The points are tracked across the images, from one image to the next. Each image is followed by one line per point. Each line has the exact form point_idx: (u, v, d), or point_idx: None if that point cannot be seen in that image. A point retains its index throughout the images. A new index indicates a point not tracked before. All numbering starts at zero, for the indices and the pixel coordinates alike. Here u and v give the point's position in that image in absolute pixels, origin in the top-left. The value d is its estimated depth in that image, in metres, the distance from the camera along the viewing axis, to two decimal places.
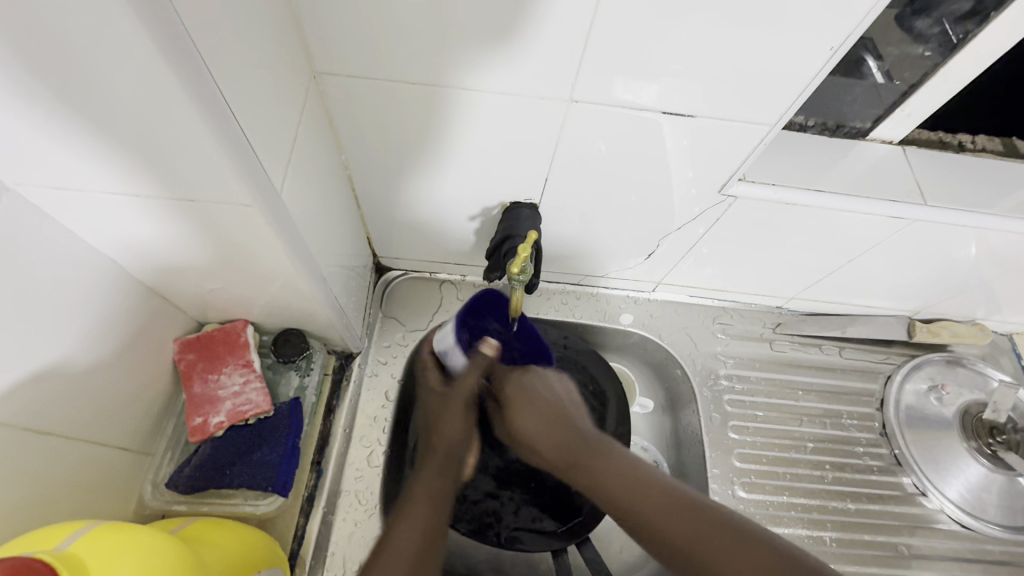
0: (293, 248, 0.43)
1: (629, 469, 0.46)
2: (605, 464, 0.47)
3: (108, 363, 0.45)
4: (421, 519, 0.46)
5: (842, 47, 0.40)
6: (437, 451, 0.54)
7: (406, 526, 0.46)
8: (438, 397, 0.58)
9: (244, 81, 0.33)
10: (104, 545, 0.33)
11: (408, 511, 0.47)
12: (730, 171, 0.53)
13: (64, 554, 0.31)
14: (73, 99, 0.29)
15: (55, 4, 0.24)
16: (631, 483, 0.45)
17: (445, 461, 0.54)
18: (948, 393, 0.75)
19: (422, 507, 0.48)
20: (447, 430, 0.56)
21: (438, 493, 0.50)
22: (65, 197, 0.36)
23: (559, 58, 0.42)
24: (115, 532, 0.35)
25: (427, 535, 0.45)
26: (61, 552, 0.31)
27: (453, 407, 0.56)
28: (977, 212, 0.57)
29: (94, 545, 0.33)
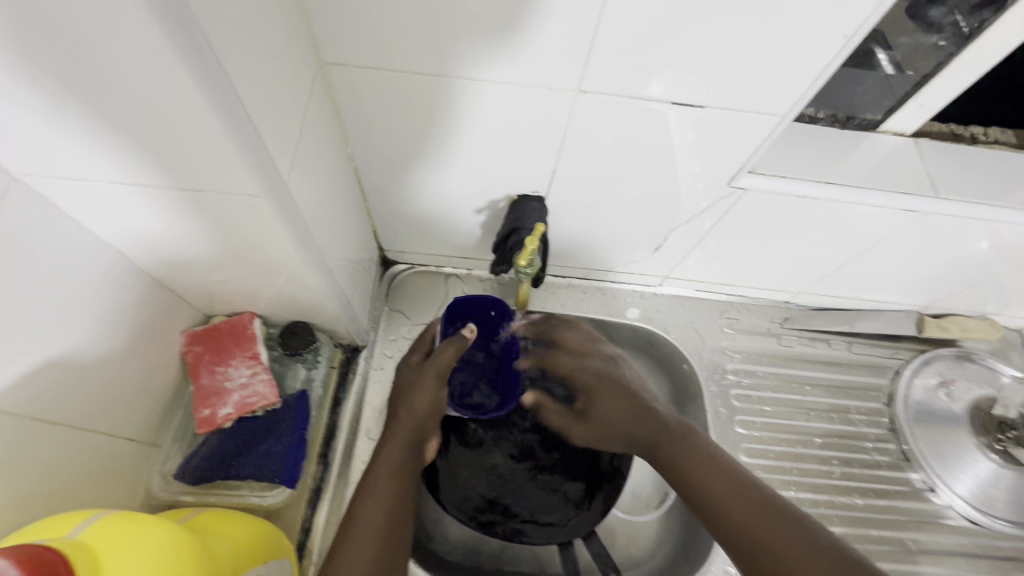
0: (300, 240, 0.43)
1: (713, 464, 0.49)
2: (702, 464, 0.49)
3: (115, 354, 0.46)
4: (384, 502, 0.49)
5: (855, 35, 0.39)
6: (399, 430, 0.53)
7: (370, 508, 0.49)
8: (414, 371, 0.56)
9: (253, 69, 0.33)
10: (118, 534, 0.34)
11: (371, 494, 0.49)
12: (739, 163, 0.52)
13: (78, 542, 0.32)
14: (81, 88, 0.29)
15: None
16: (725, 487, 0.47)
17: (406, 442, 0.52)
18: (957, 388, 0.75)
19: (385, 488, 0.50)
20: (413, 406, 0.53)
21: (401, 475, 0.51)
22: (73, 187, 0.36)
23: (568, 48, 0.41)
24: (128, 526, 0.35)
25: (390, 518, 0.49)
26: (74, 540, 0.32)
27: (422, 381, 0.53)
28: (990, 205, 0.57)
29: (108, 533, 0.33)
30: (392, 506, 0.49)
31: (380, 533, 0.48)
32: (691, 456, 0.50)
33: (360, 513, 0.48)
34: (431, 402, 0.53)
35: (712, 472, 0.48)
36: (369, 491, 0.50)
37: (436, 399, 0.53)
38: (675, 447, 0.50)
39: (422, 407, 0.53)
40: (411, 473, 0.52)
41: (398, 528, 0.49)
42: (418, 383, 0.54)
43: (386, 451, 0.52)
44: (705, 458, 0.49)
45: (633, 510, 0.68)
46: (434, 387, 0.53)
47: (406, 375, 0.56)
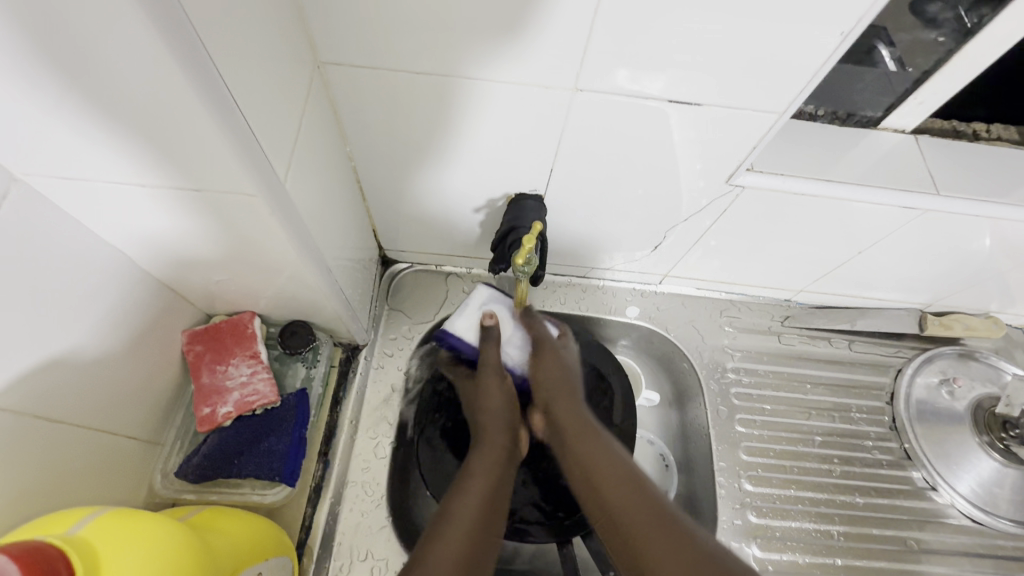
0: (298, 239, 0.43)
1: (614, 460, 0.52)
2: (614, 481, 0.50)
3: (117, 353, 0.46)
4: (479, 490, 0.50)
5: (852, 32, 0.39)
6: (486, 428, 0.56)
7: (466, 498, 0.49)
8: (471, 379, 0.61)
9: (247, 70, 0.33)
10: (118, 530, 0.34)
11: (466, 487, 0.50)
12: (738, 160, 0.52)
13: (77, 539, 0.32)
14: (81, 89, 0.29)
15: None
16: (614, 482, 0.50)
17: (497, 439, 0.55)
18: (960, 386, 0.74)
19: (480, 480, 0.51)
20: (488, 403, 0.58)
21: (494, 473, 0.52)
22: (74, 188, 0.36)
23: (564, 46, 0.41)
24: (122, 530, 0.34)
25: (485, 506, 0.49)
26: (74, 537, 0.32)
27: (488, 381, 0.59)
28: (991, 202, 0.56)
29: (108, 530, 0.33)
30: (487, 495, 0.50)
31: (475, 520, 0.47)
32: (604, 473, 0.51)
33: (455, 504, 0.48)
34: (502, 394, 0.59)
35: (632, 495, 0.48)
36: (464, 485, 0.50)
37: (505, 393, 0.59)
38: (592, 461, 0.52)
39: (497, 403, 0.58)
40: (503, 469, 0.53)
41: (492, 515, 0.49)
42: (485, 386, 0.59)
43: (474, 453, 0.54)
44: (619, 474, 0.50)
45: None
46: (501, 386, 0.59)
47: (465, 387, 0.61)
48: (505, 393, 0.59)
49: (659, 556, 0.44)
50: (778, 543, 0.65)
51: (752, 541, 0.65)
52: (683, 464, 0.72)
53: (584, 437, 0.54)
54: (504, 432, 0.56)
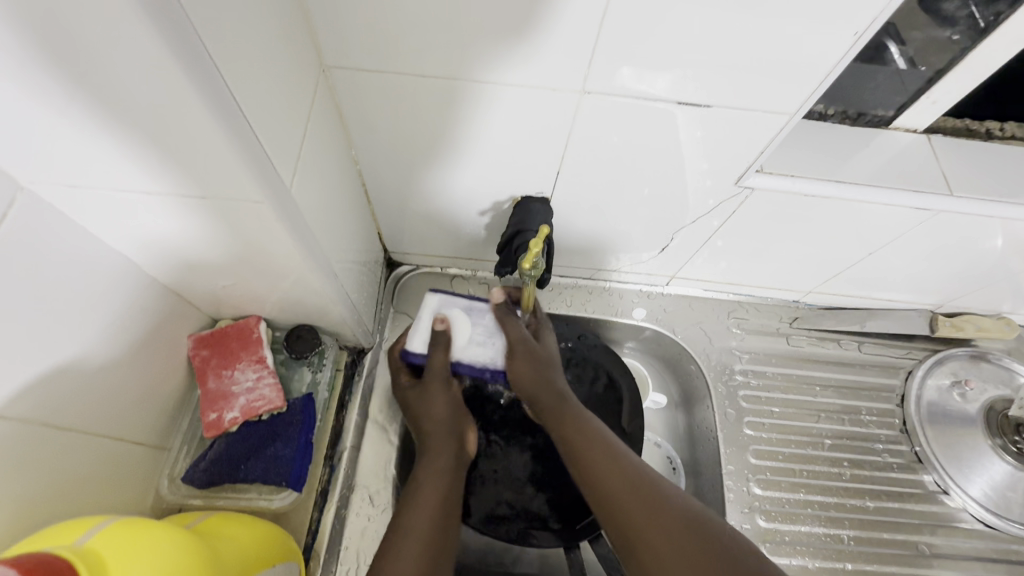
0: (303, 244, 0.43)
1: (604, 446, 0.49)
2: (613, 474, 0.47)
3: (123, 359, 0.46)
4: (431, 500, 0.48)
5: (866, 32, 0.38)
6: (433, 437, 0.54)
7: (418, 512, 0.47)
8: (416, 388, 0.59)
9: (253, 75, 0.32)
10: (123, 540, 0.33)
11: (417, 499, 0.48)
12: (748, 162, 0.51)
13: (84, 550, 0.31)
14: (86, 96, 0.29)
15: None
16: (609, 470, 0.47)
17: (443, 447, 0.54)
18: (972, 389, 0.73)
19: (431, 489, 0.49)
20: (434, 413, 0.56)
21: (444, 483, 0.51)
22: (79, 195, 0.36)
23: (573, 48, 0.41)
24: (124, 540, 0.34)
25: (438, 519, 0.47)
26: (80, 548, 0.31)
27: (432, 390, 0.56)
28: (1005, 202, 0.55)
29: (113, 540, 0.33)
30: (439, 505, 0.48)
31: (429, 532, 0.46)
32: (601, 465, 0.48)
33: (409, 521, 0.46)
34: (448, 403, 0.56)
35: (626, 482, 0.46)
36: (413, 498, 0.49)
37: (449, 399, 0.56)
38: (587, 453, 0.49)
39: (442, 411, 0.56)
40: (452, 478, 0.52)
41: (446, 527, 0.47)
42: (428, 392, 0.57)
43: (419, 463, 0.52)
44: (618, 468, 0.47)
45: None
46: (444, 392, 0.57)
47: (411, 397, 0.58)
48: (449, 400, 0.57)
49: (660, 541, 0.42)
50: (788, 547, 0.64)
51: (761, 546, 0.64)
52: (690, 467, 0.72)
53: (577, 427, 0.51)
54: (449, 440, 0.54)
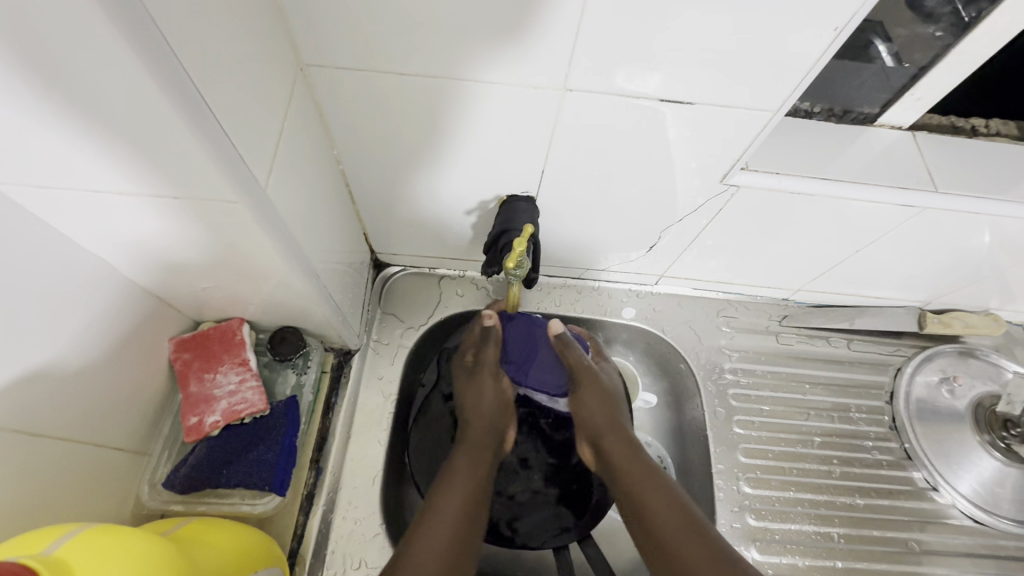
0: (283, 245, 0.42)
1: (660, 486, 0.50)
2: (661, 505, 0.48)
3: (99, 363, 0.45)
4: (464, 487, 0.50)
5: (846, 27, 0.38)
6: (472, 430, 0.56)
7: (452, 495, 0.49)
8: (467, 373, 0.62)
9: (221, 71, 0.32)
10: (93, 551, 0.32)
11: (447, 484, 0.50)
12: (733, 159, 0.51)
13: (52, 559, 0.30)
14: (53, 95, 0.28)
15: None
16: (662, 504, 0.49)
17: (481, 440, 0.56)
18: (960, 385, 0.74)
19: (464, 476, 0.51)
20: (477, 404, 0.58)
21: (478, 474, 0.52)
22: (47, 196, 0.35)
23: (551, 45, 0.40)
24: (82, 557, 0.31)
25: (469, 508, 0.49)
26: (48, 557, 0.30)
27: (481, 379, 0.60)
28: (991, 198, 0.55)
29: (83, 550, 0.32)
30: (471, 491, 0.50)
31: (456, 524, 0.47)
32: (661, 507, 0.48)
33: (440, 504, 0.48)
34: (492, 397, 0.59)
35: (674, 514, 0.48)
36: (446, 483, 0.50)
37: (497, 394, 0.59)
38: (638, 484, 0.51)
39: (487, 401, 0.58)
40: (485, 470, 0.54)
41: (475, 517, 0.49)
42: (476, 383, 0.60)
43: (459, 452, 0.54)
44: (676, 512, 0.48)
45: None
46: (493, 386, 0.59)
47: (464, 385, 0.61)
48: (494, 396, 0.59)
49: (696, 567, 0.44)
50: (778, 546, 0.64)
51: (751, 544, 0.64)
52: (681, 467, 0.72)
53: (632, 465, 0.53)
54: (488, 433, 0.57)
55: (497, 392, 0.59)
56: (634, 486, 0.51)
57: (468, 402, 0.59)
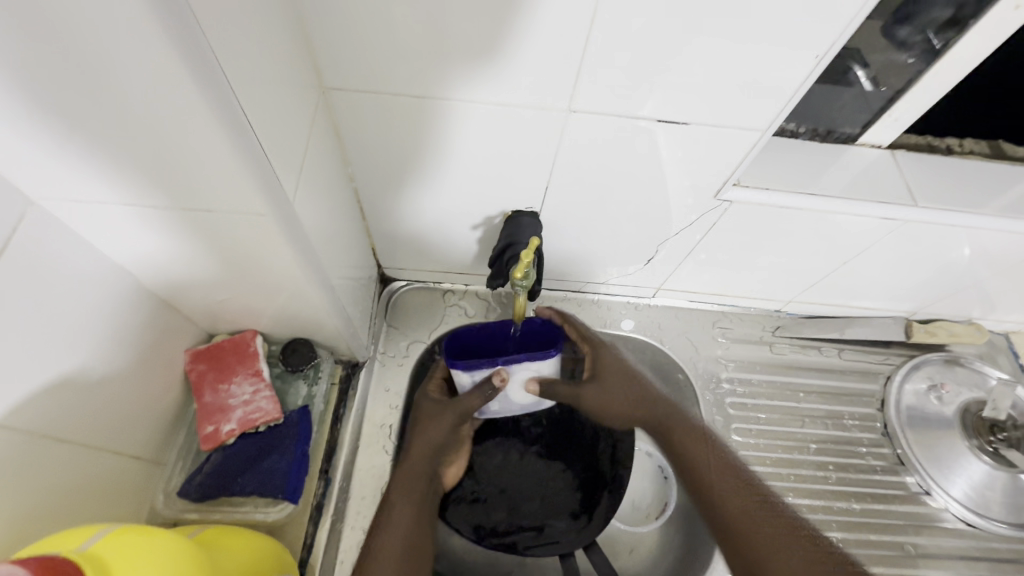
0: (303, 256, 0.44)
1: (717, 463, 0.57)
2: (717, 465, 0.57)
3: (122, 373, 0.45)
4: (400, 528, 0.52)
5: (826, 54, 0.41)
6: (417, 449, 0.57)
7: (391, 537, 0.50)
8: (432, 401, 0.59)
9: (261, 93, 0.34)
10: (126, 546, 0.33)
11: (390, 521, 0.52)
12: (726, 175, 0.54)
13: (86, 553, 0.31)
14: (104, 117, 0.30)
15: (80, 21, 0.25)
16: (727, 483, 0.55)
17: (424, 466, 0.56)
18: (948, 392, 0.76)
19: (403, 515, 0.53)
20: (426, 434, 0.57)
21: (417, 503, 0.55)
22: (85, 210, 0.37)
23: (558, 68, 0.43)
24: (115, 553, 0.32)
25: (405, 547, 0.51)
26: (83, 551, 0.31)
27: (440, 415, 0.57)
28: (966, 212, 0.59)
29: (116, 545, 0.33)
30: (408, 531, 0.52)
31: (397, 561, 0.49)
32: (723, 482, 0.55)
33: (377, 542, 0.50)
34: (443, 432, 0.57)
35: (737, 488, 0.55)
36: (387, 520, 0.52)
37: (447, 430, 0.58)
38: (711, 476, 0.56)
39: (433, 434, 0.57)
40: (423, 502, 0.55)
41: (414, 556, 0.51)
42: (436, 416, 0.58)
43: (397, 478, 0.56)
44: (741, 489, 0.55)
45: (634, 521, 0.71)
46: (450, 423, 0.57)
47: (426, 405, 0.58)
48: (446, 431, 0.57)
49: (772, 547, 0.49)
50: None
51: None
52: None
53: (694, 442, 0.59)
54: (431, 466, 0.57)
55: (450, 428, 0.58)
56: (693, 459, 0.57)
57: (421, 429, 0.57)
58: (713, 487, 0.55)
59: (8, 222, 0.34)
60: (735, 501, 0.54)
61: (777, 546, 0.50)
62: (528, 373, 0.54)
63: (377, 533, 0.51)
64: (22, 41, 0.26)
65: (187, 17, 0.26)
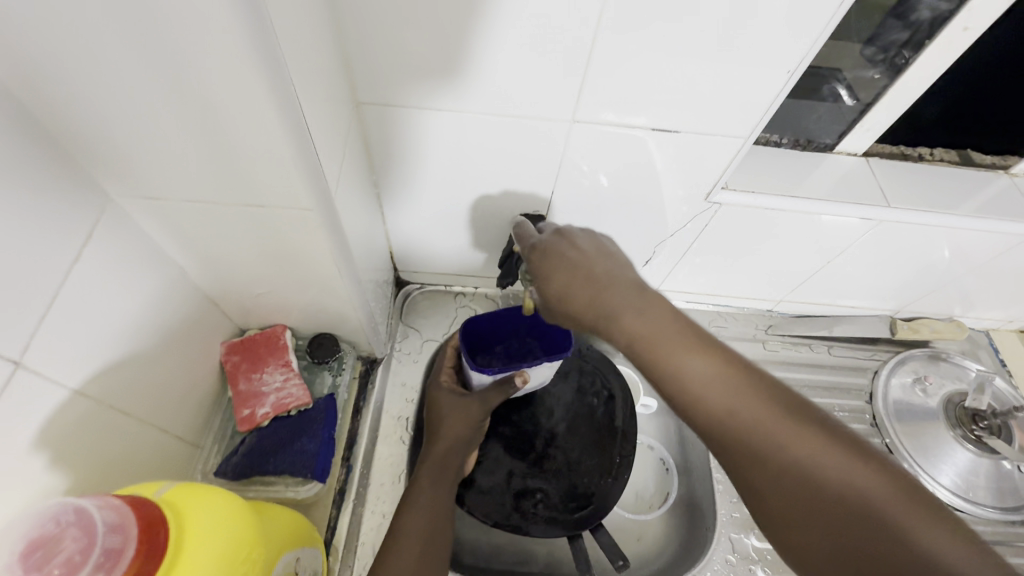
0: (338, 250, 0.49)
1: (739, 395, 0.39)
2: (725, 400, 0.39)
3: (172, 359, 0.50)
4: (425, 509, 0.55)
5: (797, 69, 0.47)
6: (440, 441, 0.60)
7: (415, 517, 0.53)
8: (451, 396, 0.63)
9: (311, 104, 0.39)
10: (194, 493, 0.38)
11: (415, 503, 0.55)
12: (716, 179, 0.59)
13: (162, 498, 0.36)
14: (185, 121, 0.35)
15: (178, 41, 0.30)
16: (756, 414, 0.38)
17: (449, 457, 0.60)
18: (931, 384, 0.80)
19: (430, 498, 0.56)
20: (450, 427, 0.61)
21: (443, 489, 0.58)
22: (155, 206, 0.42)
23: (566, 83, 0.49)
24: (184, 497, 0.37)
25: (429, 527, 0.53)
26: (160, 497, 0.36)
27: (463, 409, 0.62)
28: (936, 213, 0.65)
29: (186, 492, 0.37)
30: (433, 510, 0.55)
31: (421, 541, 0.52)
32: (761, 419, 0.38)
33: (404, 523, 0.53)
34: (466, 424, 0.62)
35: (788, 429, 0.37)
36: (413, 501, 0.55)
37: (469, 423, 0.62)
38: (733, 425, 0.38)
39: (457, 424, 0.61)
40: (449, 488, 0.58)
41: (438, 536, 0.54)
42: (457, 408, 0.62)
43: (427, 467, 0.58)
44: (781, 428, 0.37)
45: (636, 509, 0.74)
46: (473, 416, 0.62)
47: (444, 397, 0.63)
48: (468, 424, 0.62)
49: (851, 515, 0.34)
50: None
51: (750, 532, 0.69)
52: (682, 466, 0.77)
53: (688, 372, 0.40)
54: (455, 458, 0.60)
55: (472, 421, 0.62)
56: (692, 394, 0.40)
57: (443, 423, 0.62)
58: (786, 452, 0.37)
59: (93, 217, 0.39)
60: (844, 473, 0.35)
61: (926, 531, 0.32)
62: (541, 368, 0.63)
63: (404, 513, 0.54)
64: (128, 58, 0.31)
65: (267, 37, 0.31)
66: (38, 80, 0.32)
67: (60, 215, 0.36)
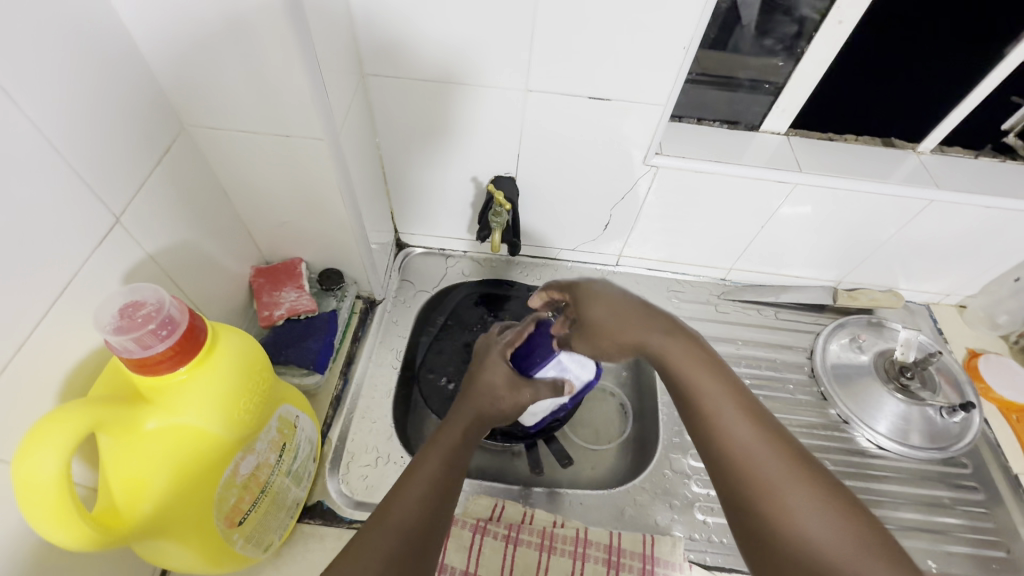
0: (343, 182, 0.64)
1: (741, 404, 0.48)
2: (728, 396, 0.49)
3: (214, 263, 0.65)
4: (424, 480, 0.51)
5: (692, 44, 0.61)
6: (461, 409, 0.60)
7: (411, 495, 0.49)
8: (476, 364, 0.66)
9: (325, 58, 0.55)
10: (234, 330, 0.50)
11: (413, 477, 0.51)
12: (649, 144, 0.73)
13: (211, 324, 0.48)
14: (235, 64, 0.51)
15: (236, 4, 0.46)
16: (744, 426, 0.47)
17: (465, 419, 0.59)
18: (865, 342, 0.89)
19: (430, 467, 0.52)
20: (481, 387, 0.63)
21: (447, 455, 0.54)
22: (212, 135, 0.58)
23: (521, 57, 0.64)
24: (224, 330, 0.49)
25: (428, 506, 0.49)
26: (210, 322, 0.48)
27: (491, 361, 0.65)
28: (845, 177, 0.76)
29: (228, 326, 0.50)
30: (431, 488, 0.50)
31: (417, 523, 0.48)
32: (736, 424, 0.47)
33: (399, 500, 0.49)
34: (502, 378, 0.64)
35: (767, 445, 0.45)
36: (410, 476, 0.51)
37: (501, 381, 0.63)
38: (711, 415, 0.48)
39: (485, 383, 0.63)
40: (462, 452, 0.55)
41: (439, 517, 0.49)
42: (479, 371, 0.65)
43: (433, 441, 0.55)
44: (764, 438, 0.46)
45: (595, 441, 0.84)
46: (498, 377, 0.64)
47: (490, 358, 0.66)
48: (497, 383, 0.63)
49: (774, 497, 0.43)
50: None
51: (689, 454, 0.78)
52: (636, 406, 0.87)
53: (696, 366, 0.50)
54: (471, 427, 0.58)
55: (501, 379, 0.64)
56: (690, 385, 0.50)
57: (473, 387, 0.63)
58: (799, 518, 0.41)
59: (170, 137, 0.56)
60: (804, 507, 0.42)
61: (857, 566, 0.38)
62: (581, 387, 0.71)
63: (394, 494, 0.49)
64: (205, 16, 0.47)
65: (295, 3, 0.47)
66: (146, 30, 0.48)
67: (150, 129, 0.53)
